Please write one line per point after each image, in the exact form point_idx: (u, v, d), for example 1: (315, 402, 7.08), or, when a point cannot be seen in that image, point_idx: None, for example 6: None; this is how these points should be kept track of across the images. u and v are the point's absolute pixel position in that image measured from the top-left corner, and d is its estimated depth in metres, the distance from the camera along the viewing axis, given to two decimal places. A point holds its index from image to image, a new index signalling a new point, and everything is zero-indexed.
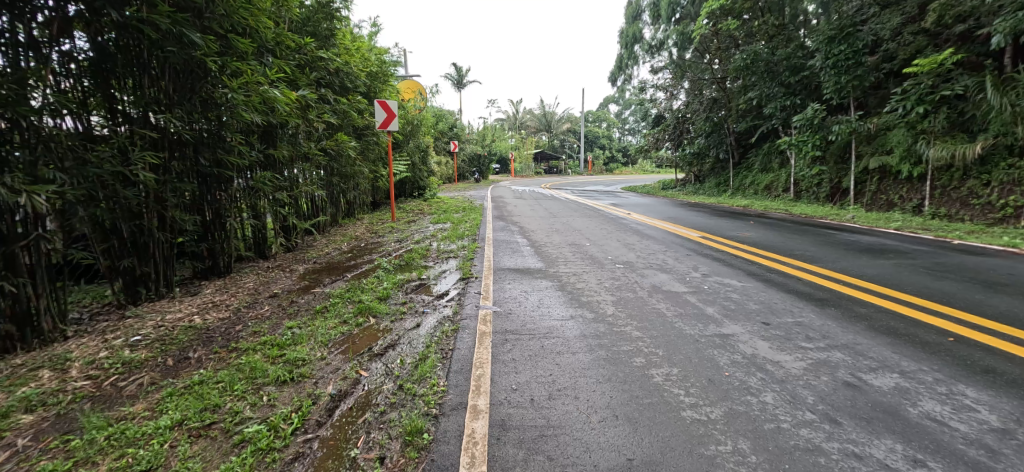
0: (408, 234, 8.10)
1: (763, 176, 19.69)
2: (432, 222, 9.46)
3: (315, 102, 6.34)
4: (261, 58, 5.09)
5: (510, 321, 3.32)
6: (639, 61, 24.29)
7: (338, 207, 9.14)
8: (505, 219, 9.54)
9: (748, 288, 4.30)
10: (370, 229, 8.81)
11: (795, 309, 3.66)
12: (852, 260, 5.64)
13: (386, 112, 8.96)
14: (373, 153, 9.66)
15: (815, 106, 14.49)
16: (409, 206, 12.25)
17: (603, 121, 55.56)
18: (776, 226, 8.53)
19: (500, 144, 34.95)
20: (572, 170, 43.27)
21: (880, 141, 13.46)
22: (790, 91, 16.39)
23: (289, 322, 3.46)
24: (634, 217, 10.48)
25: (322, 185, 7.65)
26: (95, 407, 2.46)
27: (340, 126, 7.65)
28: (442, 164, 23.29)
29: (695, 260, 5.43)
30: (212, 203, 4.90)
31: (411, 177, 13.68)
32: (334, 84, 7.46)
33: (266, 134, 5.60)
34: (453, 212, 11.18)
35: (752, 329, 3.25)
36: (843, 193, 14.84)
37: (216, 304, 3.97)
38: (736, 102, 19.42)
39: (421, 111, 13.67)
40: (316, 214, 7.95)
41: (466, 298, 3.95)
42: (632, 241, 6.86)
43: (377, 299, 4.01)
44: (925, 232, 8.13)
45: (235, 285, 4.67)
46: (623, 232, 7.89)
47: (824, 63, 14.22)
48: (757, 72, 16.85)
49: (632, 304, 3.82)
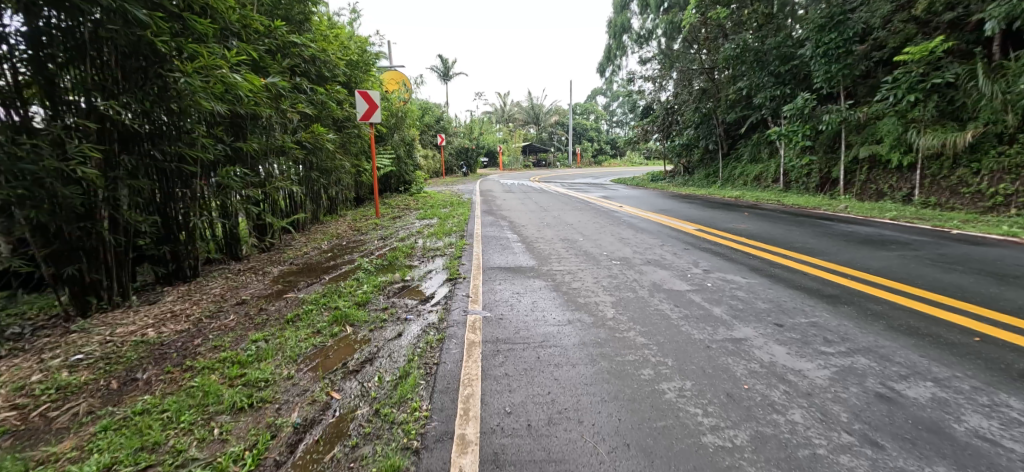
0: (392, 231, 7.73)
1: (752, 167, 19.60)
2: (418, 218, 9.09)
3: (289, 91, 5.95)
4: (224, 42, 4.69)
5: (501, 329, 3.00)
6: (628, 51, 24.15)
7: (320, 204, 8.73)
8: (494, 213, 9.22)
9: (752, 285, 4.01)
10: (353, 226, 8.42)
11: (807, 308, 3.38)
12: (853, 252, 5.40)
13: (368, 103, 8.57)
14: (356, 146, 9.25)
15: (805, 96, 14.36)
16: (394, 201, 11.85)
17: (591, 114, 55.38)
18: (771, 217, 8.32)
19: (488, 137, 34.56)
20: (560, 163, 43.06)
21: (870, 130, 13.36)
22: (779, 81, 16.25)
23: (255, 335, 3.10)
24: (626, 210, 10.21)
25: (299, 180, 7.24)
26: (14, 446, 2.10)
27: (318, 118, 7.25)
28: (429, 157, 22.90)
29: (694, 255, 5.16)
30: (174, 202, 4.49)
31: (397, 171, 13.26)
32: (310, 73, 7.05)
33: (233, 125, 5.19)
34: (440, 207, 10.81)
35: (765, 332, 2.96)
36: (833, 183, 14.73)
37: (176, 314, 3.59)
38: (725, 92, 19.28)
39: (406, 103, 13.25)
40: (295, 211, 7.55)
41: (454, 302, 3.62)
42: (626, 235, 6.56)
43: (356, 305, 3.65)
44: (921, 222, 7.97)
45: (200, 291, 4.28)
46: (616, 226, 7.61)
47: (814, 51, 14.11)
48: (746, 62, 16.80)
49: (633, 305, 3.52)
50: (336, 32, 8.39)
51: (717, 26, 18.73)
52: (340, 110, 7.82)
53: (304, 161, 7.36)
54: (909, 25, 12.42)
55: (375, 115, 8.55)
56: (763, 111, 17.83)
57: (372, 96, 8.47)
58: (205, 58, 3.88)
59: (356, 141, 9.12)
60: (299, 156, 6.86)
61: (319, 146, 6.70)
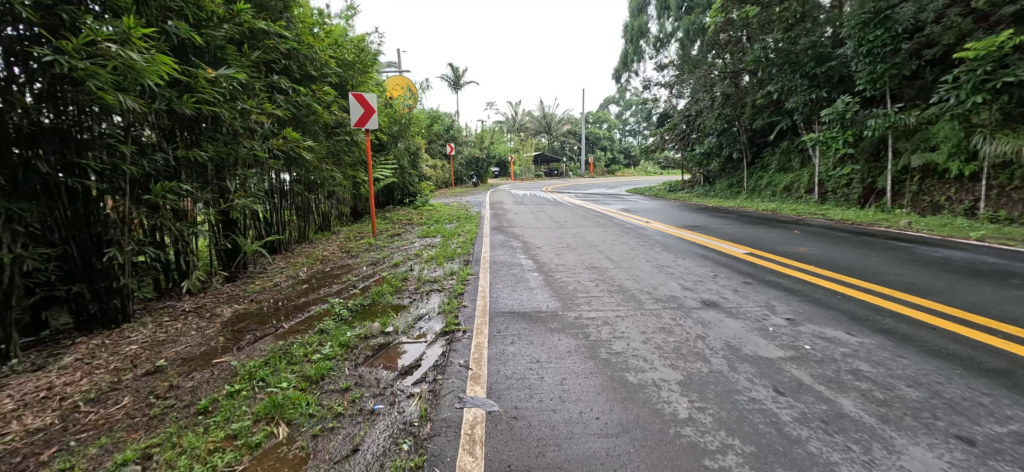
0: (386, 253, 6.61)
1: (782, 177, 18.26)
2: (418, 236, 7.99)
3: (255, 88, 4.90)
4: (164, 24, 3.69)
5: (518, 449, 1.87)
6: (645, 56, 23.10)
7: (307, 220, 7.68)
8: (505, 231, 8.10)
9: (871, 349, 2.84)
10: (344, 246, 7.34)
11: (987, 403, 2.21)
12: (968, 289, 4.17)
13: (363, 106, 7.60)
14: (348, 155, 8.20)
15: (846, 99, 13.08)
16: (396, 215, 10.82)
17: (603, 123, 54.23)
18: (832, 237, 7.05)
19: (499, 146, 33.65)
20: (572, 173, 41.86)
21: (922, 136, 12.04)
22: (814, 84, 15.01)
23: (130, 449, 2.00)
24: (655, 226, 9.02)
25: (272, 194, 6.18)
26: None
27: (297, 123, 6.23)
28: (436, 167, 21.94)
29: (765, 294, 3.98)
30: (89, 229, 3.44)
31: (400, 183, 12.21)
32: (286, 70, 6.01)
33: (181, 129, 4.17)
34: (445, 222, 9.75)
35: (955, 460, 1.80)
36: (878, 194, 13.34)
37: (49, 395, 2.51)
38: (752, 97, 18.03)
39: (411, 109, 12.26)
40: (272, 230, 6.48)
41: (448, 380, 2.49)
42: (665, 261, 5.41)
43: (306, 382, 2.51)
44: (1016, 243, 6.65)
45: (112, 347, 3.20)
46: (650, 247, 6.44)
47: (856, 51, 12.85)
48: (777, 64, 15.60)
49: (713, 387, 2.36)
50: (325, 26, 7.38)
51: (743, 27, 17.53)
52: (329, 115, 6.78)
53: (282, 170, 6.31)
54: (967, 19, 11.11)
55: (371, 121, 7.61)
56: (795, 117, 16.54)
57: (368, 101, 7.58)
58: (88, 28, 2.70)
59: (348, 150, 8.09)
60: (275, 166, 5.81)
61: (300, 157, 5.65)
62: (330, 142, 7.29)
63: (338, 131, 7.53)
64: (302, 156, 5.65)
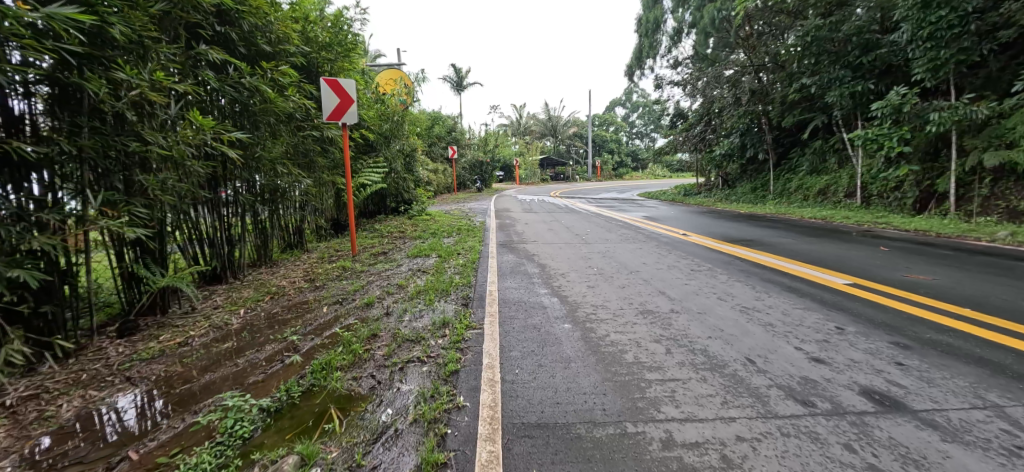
0: (362, 281, 5.00)
1: (815, 179, 16.61)
2: (407, 256, 6.41)
3: (150, 55, 3.38)
4: None
5: None
6: (662, 51, 21.55)
7: (266, 235, 6.10)
8: (515, 249, 6.52)
9: None
10: (312, 268, 5.74)
11: None
12: None
13: (340, 95, 6.08)
14: (318, 154, 6.59)
15: (901, 90, 11.43)
16: (386, 227, 9.27)
17: (610, 125, 52.60)
18: (943, 258, 5.39)
19: (503, 149, 32.07)
20: (580, 177, 40.29)
21: (994, 131, 10.40)
22: (857, 76, 13.40)
23: None
24: (697, 239, 7.38)
25: (197, 203, 4.59)
26: None
27: (228, 110, 4.63)
28: (437, 171, 20.43)
29: (961, 381, 2.39)
30: None
31: (393, 188, 10.64)
32: (217, 40, 4.45)
33: (30, 114, 2.88)
34: (443, 236, 8.20)
35: None
36: (938, 199, 11.68)
37: None
38: (782, 92, 16.41)
39: (406, 104, 10.70)
40: (206, 249, 4.93)
41: None
42: (747, 300, 3.81)
43: None
44: None
45: None
46: (710, 273, 4.83)
47: (913, 35, 11.23)
48: (815, 54, 13.96)
49: None
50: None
51: (772, 15, 15.94)
52: (295, 105, 5.21)
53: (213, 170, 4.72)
54: None
55: (346, 115, 6.09)
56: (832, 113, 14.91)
57: (346, 90, 6.08)
58: None
59: (317, 147, 6.45)
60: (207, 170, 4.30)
61: (231, 156, 4.08)
62: (294, 139, 5.70)
63: (305, 126, 5.91)
64: (234, 156, 4.06)
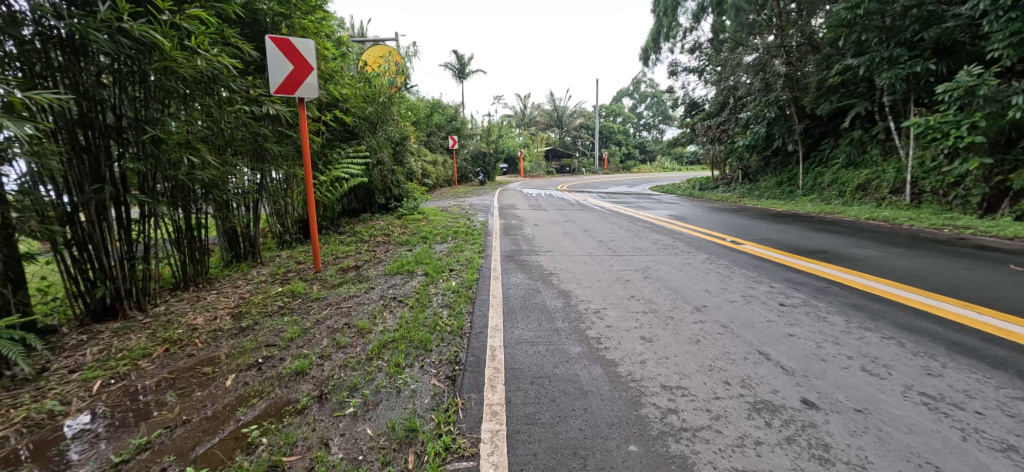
0: (308, 320, 3.45)
1: (853, 173, 14.94)
2: (384, 272, 4.91)
3: None
4: None
5: None
6: (682, 33, 19.85)
7: (196, 244, 4.60)
8: (525, 263, 4.98)
9: None
10: (251, 293, 4.20)
11: None
12: None
13: (294, 60, 4.56)
14: (260, 137, 4.98)
15: (974, 71, 9.93)
16: (371, 229, 7.79)
17: (617, 116, 50.72)
18: None
19: (507, 141, 30.33)
20: (586, 170, 38.59)
21: None
22: (914, 56, 11.73)
23: None
24: (754, 249, 5.83)
25: (50, 207, 3.13)
26: None
27: (91, 69, 3.27)
28: (436, 163, 18.92)
29: None
30: None
31: (381, 183, 9.13)
32: None
33: None
34: (436, 241, 6.70)
35: None
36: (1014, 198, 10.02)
37: None
38: (819, 76, 14.77)
39: (396, 84, 9.16)
40: (84, 268, 3.53)
41: None
42: (919, 380, 2.31)
43: None
44: None
45: None
46: (815, 313, 3.31)
47: (993, 3, 9.56)
48: (864, 31, 12.30)
49: None
50: None
51: None
52: (216, 66, 3.66)
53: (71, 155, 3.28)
54: None
55: (303, 87, 4.60)
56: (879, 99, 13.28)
57: (305, 57, 4.60)
58: None
59: (260, 128, 4.88)
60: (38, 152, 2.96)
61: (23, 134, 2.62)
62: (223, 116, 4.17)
63: (239, 101, 4.30)
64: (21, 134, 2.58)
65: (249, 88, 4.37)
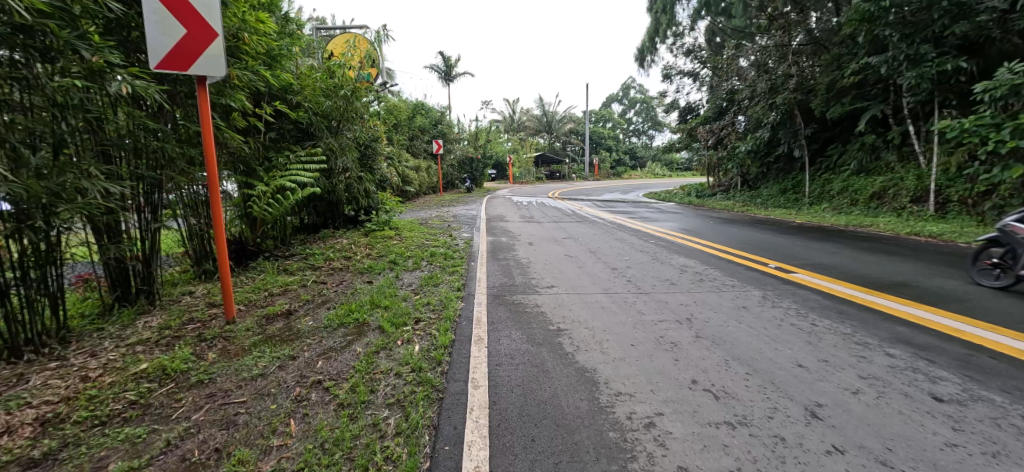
0: (155, 444, 2.03)
1: (866, 181, 13.83)
2: (317, 324, 3.48)
3: None
4: None
5: None
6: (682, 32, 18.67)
7: (45, 290, 3.16)
8: (517, 309, 3.59)
9: None
10: (101, 372, 2.77)
11: None
12: None
13: (184, 21, 3.19)
14: (142, 129, 3.54)
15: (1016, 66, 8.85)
16: (324, 250, 6.34)
17: (608, 121, 49.59)
18: None
19: (495, 146, 28.99)
20: (576, 176, 37.37)
21: None
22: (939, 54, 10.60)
23: None
24: (813, 282, 4.48)
25: None
26: None
27: None
28: (417, 169, 17.38)
29: None
30: None
31: (345, 194, 7.69)
32: None
33: None
34: (402, 270, 5.26)
35: None
36: None
37: None
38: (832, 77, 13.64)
39: (363, 77, 7.68)
40: None
41: None
42: None
43: None
44: None
45: None
46: (1004, 425, 1.98)
47: None
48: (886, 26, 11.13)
49: None
50: None
51: None
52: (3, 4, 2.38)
53: None
54: None
55: (202, 62, 3.25)
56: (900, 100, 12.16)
57: (207, 21, 3.26)
58: None
59: (143, 120, 3.45)
60: None
61: None
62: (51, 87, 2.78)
63: (73, 71, 2.89)
64: None
65: (93, 47, 2.96)
